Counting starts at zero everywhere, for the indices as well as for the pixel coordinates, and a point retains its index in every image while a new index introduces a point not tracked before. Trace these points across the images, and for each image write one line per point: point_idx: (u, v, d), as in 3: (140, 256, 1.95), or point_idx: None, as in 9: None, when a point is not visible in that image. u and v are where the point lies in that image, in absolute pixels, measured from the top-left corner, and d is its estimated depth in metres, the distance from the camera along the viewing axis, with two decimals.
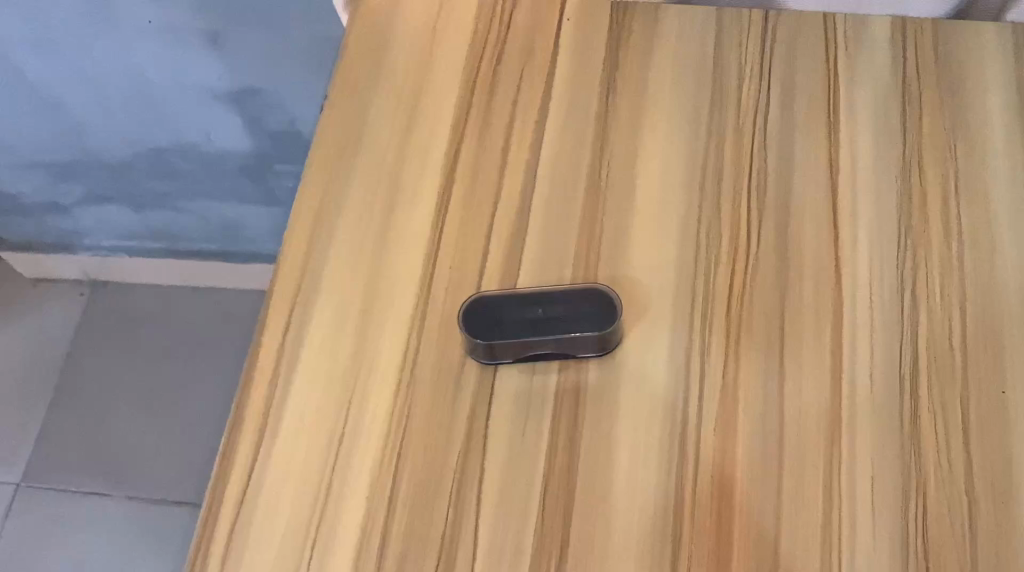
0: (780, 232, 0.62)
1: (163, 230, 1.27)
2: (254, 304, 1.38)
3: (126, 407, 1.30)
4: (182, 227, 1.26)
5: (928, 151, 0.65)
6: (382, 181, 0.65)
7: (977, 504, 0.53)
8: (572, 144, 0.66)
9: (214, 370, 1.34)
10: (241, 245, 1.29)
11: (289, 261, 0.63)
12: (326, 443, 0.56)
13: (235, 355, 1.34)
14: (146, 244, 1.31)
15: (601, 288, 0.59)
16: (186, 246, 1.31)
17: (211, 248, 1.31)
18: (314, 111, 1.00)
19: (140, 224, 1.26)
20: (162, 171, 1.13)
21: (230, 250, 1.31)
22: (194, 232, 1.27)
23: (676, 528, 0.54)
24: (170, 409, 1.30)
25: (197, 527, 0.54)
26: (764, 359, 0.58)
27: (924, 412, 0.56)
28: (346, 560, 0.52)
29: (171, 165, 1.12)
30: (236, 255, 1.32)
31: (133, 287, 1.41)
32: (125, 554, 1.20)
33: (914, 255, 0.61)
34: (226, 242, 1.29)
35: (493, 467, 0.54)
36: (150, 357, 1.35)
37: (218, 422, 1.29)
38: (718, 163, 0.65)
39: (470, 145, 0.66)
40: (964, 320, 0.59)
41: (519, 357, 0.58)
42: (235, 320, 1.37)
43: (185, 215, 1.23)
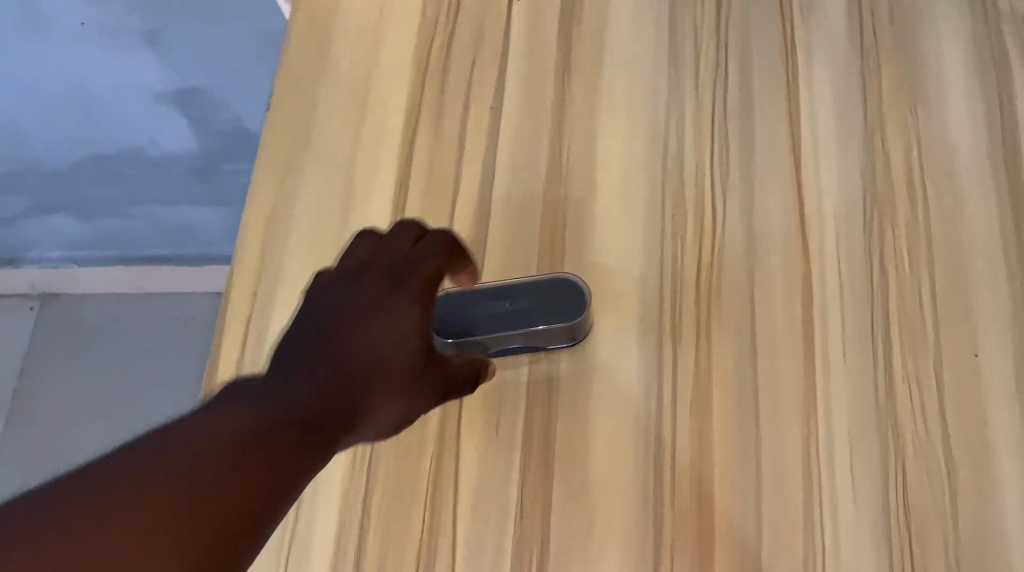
0: (745, 210, 0.62)
1: (113, 235, 1.25)
2: (208, 309, 1.34)
3: (87, 428, 1.27)
4: (136, 234, 1.24)
5: (889, 116, 0.64)
6: (351, 200, 0.68)
7: (956, 472, 0.53)
8: (531, 141, 0.67)
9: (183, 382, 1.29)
10: (196, 247, 1.28)
11: (265, 285, 0.66)
12: None
13: (198, 365, 1.30)
14: (96, 250, 1.29)
15: (565, 276, 0.61)
16: (138, 251, 1.29)
17: (163, 252, 1.29)
18: (261, 108, 1.00)
19: (92, 235, 1.25)
20: (107, 178, 1.12)
21: (184, 253, 1.29)
22: (148, 238, 1.25)
23: (657, 517, 0.54)
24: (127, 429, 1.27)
25: None
26: (735, 338, 0.58)
27: (899, 381, 0.56)
28: (323, 560, 0.56)
29: (118, 170, 1.10)
30: (190, 257, 1.29)
31: (85, 298, 1.37)
32: None
33: (881, 224, 0.61)
34: (176, 243, 1.27)
35: (468, 472, 0.58)
36: (115, 371, 1.31)
37: None
38: (678, 145, 0.65)
39: (434, 155, 0.68)
40: (934, 285, 0.58)
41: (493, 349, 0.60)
42: (201, 326, 1.33)
43: (136, 220, 1.21)
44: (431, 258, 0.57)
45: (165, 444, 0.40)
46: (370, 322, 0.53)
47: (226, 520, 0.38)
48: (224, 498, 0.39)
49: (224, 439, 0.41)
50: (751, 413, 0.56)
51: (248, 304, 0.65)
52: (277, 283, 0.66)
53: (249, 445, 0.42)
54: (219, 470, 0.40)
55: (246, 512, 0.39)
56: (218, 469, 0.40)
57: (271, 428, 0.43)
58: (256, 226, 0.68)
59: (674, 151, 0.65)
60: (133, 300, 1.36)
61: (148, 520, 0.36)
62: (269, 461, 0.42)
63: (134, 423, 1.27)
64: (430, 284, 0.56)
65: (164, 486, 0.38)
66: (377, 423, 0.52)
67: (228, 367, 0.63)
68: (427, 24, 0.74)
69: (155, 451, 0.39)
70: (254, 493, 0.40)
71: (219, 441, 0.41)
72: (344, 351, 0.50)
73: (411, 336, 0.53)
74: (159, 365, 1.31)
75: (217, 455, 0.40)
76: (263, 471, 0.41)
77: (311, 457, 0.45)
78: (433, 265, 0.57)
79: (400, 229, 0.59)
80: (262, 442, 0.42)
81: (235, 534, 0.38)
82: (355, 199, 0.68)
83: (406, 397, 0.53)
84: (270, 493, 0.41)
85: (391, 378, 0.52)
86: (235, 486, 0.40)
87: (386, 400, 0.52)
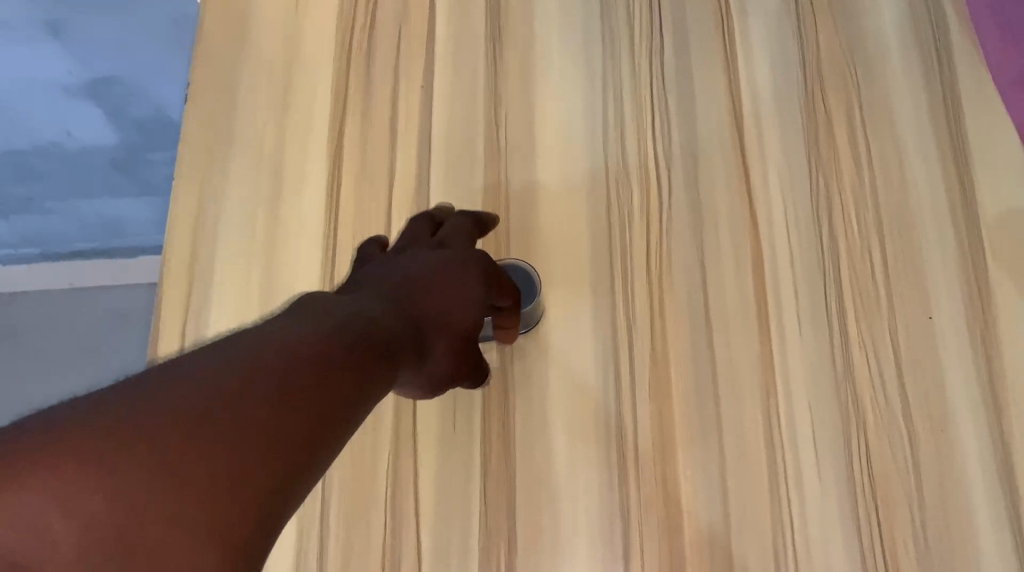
0: (690, 181, 0.61)
1: (35, 234, 1.16)
2: (145, 301, 1.24)
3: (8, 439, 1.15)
4: (59, 232, 1.16)
5: (828, 75, 0.63)
6: (281, 194, 0.65)
7: (916, 437, 0.53)
8: (466, 122, 0.65)
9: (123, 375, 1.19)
10: (125, 239, 1.19)
11: (195, 289, 0.62)
12: None
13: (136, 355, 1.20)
14: (19, 251, 1.20)
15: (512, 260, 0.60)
16: (64, 247, 1.19)
17: (91, 247, 1.20)
18: (179, 92, 0.95)
19: (10, 235, 1.16)
20: (21, 175, 1.05)
21: (114, 248, 1.20)
22: (72, 234, 1.17)
23: (624, 504, 0.54)
24: None
25: None
26: (689, 314, 0.57)
27: (855, 348, 0.55)
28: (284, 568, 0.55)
29: (33, 167, 1.03)
30: (120, 251, 1.21)
31: (10, 297, 1.25)
32: None
33: (827, 188, 0.60)
34: (104, 237, 1.18)
35: (428, 472, 0.56)
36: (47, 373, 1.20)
37: None
38: (618, 118, 0.64)
39: (365, 143, 0.65)
40: (883, 248, 0.58)
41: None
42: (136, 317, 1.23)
43: (58, 218, 1.13)
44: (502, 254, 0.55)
45: (235, 349, 0.31)
46: (450, 281, 0.49)
47: (300, 440, 0.30)
48: (301, 412, 0.31)
49: (299, 347, 0.33)
50: (710, 390, 0.55)
51: (179, 311, 0.62)
52: (209, 287, 0.62)
53: (328, 357, 0.33)
54: (300, 380, 0.31)
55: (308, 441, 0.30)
56: (300, 381, 0.31)
57: (349, 345, 0.35)
58: (181, 228, 0.64)
59: (613, 125, 0.64)
60: (57, 297, 1.25)
61: (221, 435, 0.28)
62: (345, 377, 0.34)
63: None
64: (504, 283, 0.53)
65: (240, 393, 0.29)
66: (428, 374, 0.47)
67: None
68: (348, 4, 0.70)
69: (222, 355, 0.31)
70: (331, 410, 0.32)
71: (297, 349, 0.33)
72: (420, 301, 0.46)
73: (475, 305, 0.49)
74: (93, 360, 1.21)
75: (295, 362, 0.32)
76: (343, 389, 0.33)
77: (378, 382, 0.37)
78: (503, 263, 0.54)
79: (456, 225, 0.56)
80: (339, 356, 0.34)
81: (305, 460, 0.30)
82: (285, 192, 0.65)
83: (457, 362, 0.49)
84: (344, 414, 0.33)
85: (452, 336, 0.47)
86: (313, 400, 0.31)
87: (440, 360, 0.47)
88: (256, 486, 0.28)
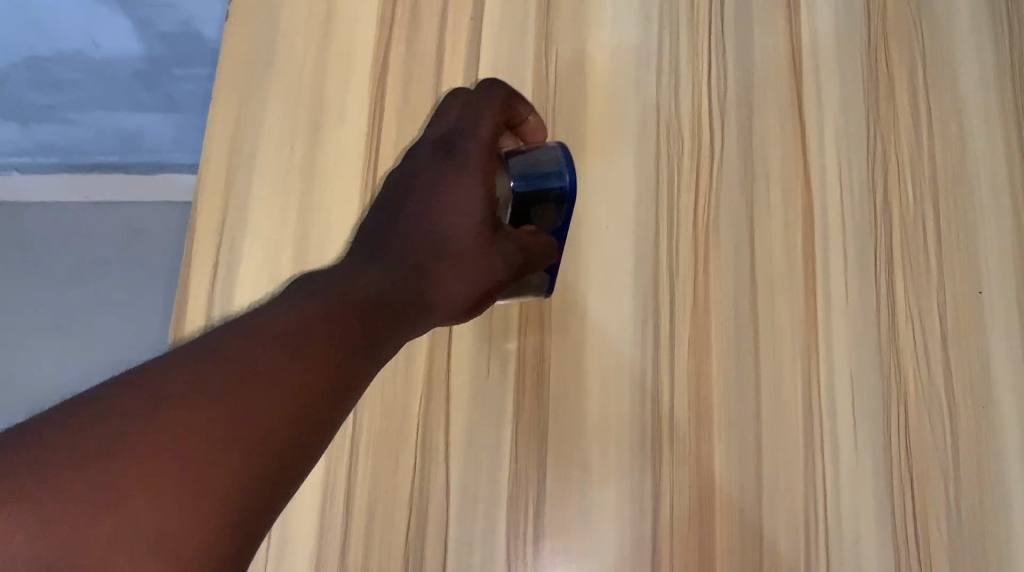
0: (743, 133, 0.60)
1: (49, 146, 0.99)
2: (172, 223, 1.06)
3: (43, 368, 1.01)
4: (73, 143, 0.99)
5: (892, 32, 0.61)
6: (320, 118, 0.63)
7: (958, 413, 0.52)
8: (514, 57, 0.63)
9: (144, 347, 1.01)
10: (143, 154, 1.00)
11: (230, 214, 0.61)
12: None
13: (160, 323, 1.02)
14: (36, 157, 1.01)
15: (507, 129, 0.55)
16: (82, 159, 1.01)
17: (107, 160, 1.01)
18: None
19: (23, 144, 0.99)
20: (35, 81, 0.90)
21: (132, 161, 1.01)
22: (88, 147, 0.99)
23: (656, 458, 0.53)
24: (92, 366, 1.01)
25: None
26: (735, 272, 0.56)
27: (901, 316, 0.54)
28: (313, 499, 0.55)
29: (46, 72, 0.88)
30: (139, 166, 1.02)
31: (26, 208, 1.07)
32: None
33: (885, 150, 0.58)
34: (121, 149, 1.00)
35: (459, 413, 0.55)
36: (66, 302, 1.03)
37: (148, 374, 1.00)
38: (672, 61, 0.62)
39: (409, 71, 0.64)
40: (938, 217, 0.56)
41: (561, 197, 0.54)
42: (157, 275, 1.04)
43: (75, 131, 0.97)
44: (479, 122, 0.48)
45: (192, 348, 0.30)
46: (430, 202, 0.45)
47: (273, 434, 0.29)
48: (269, 399, 0.29)
49: (268, 329, 0.32)
50: (751, 350, 0.54)
51: (214, 236, 0.61)
52: (244, 211, 0.61)
53: (308, 332, 0.33)
54: (278, 357, 0.31)
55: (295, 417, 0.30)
56: (267, 358, 0.31)
57: (327, 317, 0.34)
58: (218, 149, 0.63)
59: (667, 70, 0.62)
60: (68, 219, 1.06)
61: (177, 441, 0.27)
62: (325, 352, 0.32)
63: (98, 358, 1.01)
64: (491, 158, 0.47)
65: (188, 400, 0.28)
66: (453, 303, 0.43)
67: (195, 305, 0.59)
68: None
69: (174, 357, 0.30)
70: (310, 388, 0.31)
71: (259, 336, 0.31)
72: (401, 240, 0.43)
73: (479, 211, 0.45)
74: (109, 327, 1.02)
75: (264, 343, 0.31)
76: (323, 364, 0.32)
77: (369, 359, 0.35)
78: (486, 133, 0.48)
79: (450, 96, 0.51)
80: (314, 332, 0.33)
81: (289, 436, 0.29)
82: (325, 117, 0.63)
83: (487, 274, 0.45)
84: (337, 383, 0.32)
85: (459, 260, 0.44)
86: (283, 384, 0.30)
87: (457, 286, 0.43)
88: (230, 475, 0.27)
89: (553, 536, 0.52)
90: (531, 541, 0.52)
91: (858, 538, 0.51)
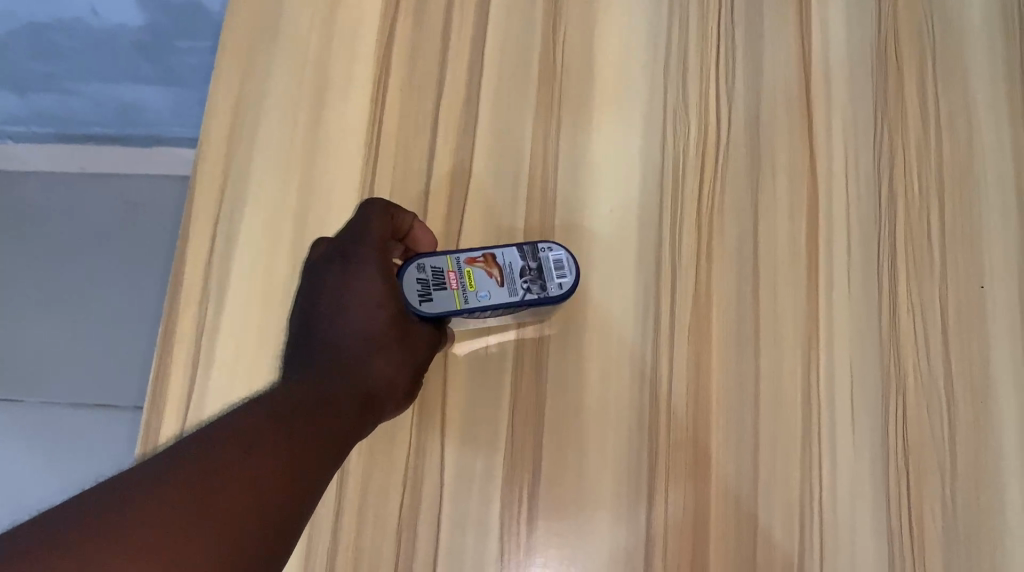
0: (751, 120, 0.59)
1: (46, 116, 0.98)
2: (168, 197, 1.03)
3: (31, 328, 0.97)
4: (71, 114, 0.98)
5: (904, 24, 0.61)
6: (325, 91, 0.63)
7: (956, 406, 0.52)
8: (522, 36, 0.63)
9: (134, 340, 0.97)
10: (140, 128, 1.00)
11: (231, 183, 0.60)
12: (271, 361, 0.56)
13: (150, 325, 0.97)
14: (33, 128, 1.00)
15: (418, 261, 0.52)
16: (79, 130, 1.00)
17: (104, 133, 1.00)
18: None
19: (20, 112, 0.98)
20: (33, 48, 0.88)
21: (128, 135, 1.00)
22: (85, 117, 0.98)
23: (653, 442, 0.53)
24: (84, 329, 0.97)
25: (139, 445, 0.55)
26: (738, 259, 0.56)
27: (903, 308, 0.54)
28: None
29: (46, 40, 0.87)
30: (135, 139, 1.01)
31: (22, 178, 1.05)
32: (59, 471, 0.92)
33: (892, 143, 0.58)
34: (118, 122, 0.99)
35: (456, 393, 0.55)
36: (58, 268, 1.00)
37: (143, 333, 0.97)
38: (682, 45, 0.61)
39: (416, 46, 0.63)
40: (942, 212, 0.56)
41: (459, 309, 0.51)
42: (155, 256, 1.00)
43: (73, 100, 0.96)
44: (370, 227, 0.53)
45: (188, 441, 0.37)
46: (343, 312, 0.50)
47: (276, 491, 0.37)
48: (265, 469, 0.37)
49: (250, 420, 0.40)
50: (752, 338, 0.54)
51: (212, 206, 0.60)
52: (245, 181, 0.61)
53: (284, 418, 0.41)
54: (266, 437, 0.39)
55: (291, 483, 0.38)
56: (254, 441, 0.38)
57: (276, 414, 0.41)
58: (219, 118, 0.62)
59: (677, 53, 0.61)
60: (66, 191, 1.04)
61: (173, 508, 0.33)
62: (283, 436, 0.40)
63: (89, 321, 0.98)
64: (384, 252, 0.52)
65: (202, 473, 0.35)
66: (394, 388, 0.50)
67: (193, 277, 0.58)
68: None
69: (154, 460, 0.36)
70: (269, 473, 0.37)
71: (235, 432, 0.38)
72: (337, 348, 0.49)
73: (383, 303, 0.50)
74: (95, 323, 0.97)
75: (250, 428, 0.39)
76: (281, 448, 0.39)
77: (323, 452, 0.41)
78: (377, 233, 0.52)
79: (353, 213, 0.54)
80: (269, 430, 0.39)
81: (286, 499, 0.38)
82: (329, 90, 0.63)
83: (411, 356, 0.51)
84: (314, 455, 0.41)
85: (385, 348, 0.50)
86: (247, 470, 0.37)
87: (397, 369, 0.50)
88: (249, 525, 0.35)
89: (548, 518, 0.52)
90: (525, 523, 0.52)
91: (854, 529, 0.50)
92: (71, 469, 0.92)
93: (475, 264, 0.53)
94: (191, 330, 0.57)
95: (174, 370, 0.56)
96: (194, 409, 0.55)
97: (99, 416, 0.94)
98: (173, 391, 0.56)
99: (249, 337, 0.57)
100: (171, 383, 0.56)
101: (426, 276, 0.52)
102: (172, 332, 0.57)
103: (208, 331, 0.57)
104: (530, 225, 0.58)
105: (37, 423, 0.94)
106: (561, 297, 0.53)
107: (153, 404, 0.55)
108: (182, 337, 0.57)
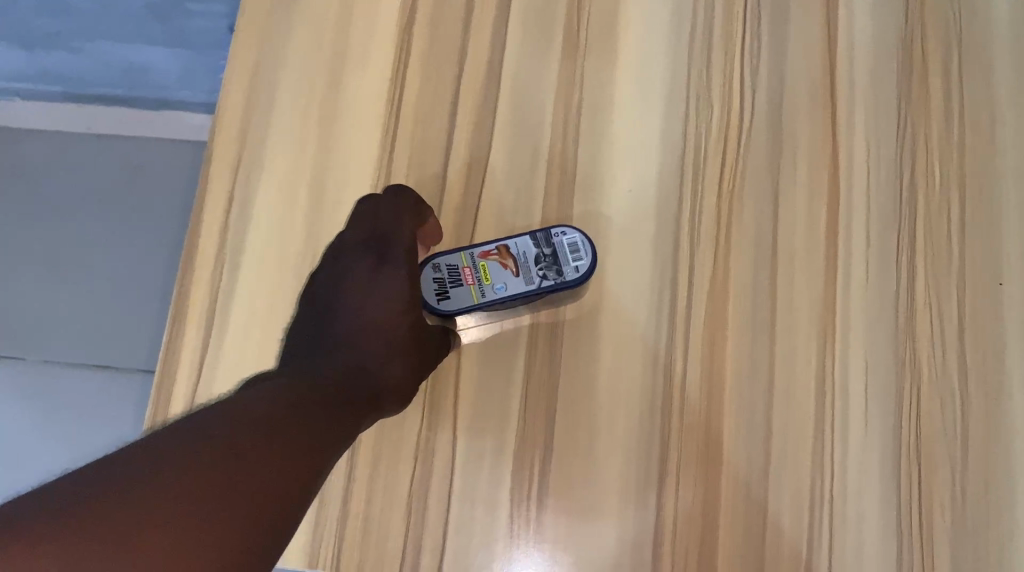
0: (774, 105, 0.59)
1: (54, 74, 0.98)
2: (174, 158, 1.00)
3: (35, 288, 0.95)
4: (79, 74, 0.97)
5: (931, 15, 0.60)
6: (344, 60, 0.62)
7: (969, 401, 0.52)
8: (545, 12, 0.62)
9: (139, 303, 0.95)
10: (147, 91, 0.99)
11: (248, 149, 0.60)
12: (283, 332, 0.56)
13: (156, 286, 0.95)
14: (40, 85, 0.99)
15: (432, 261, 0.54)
16: (89, 91, 0.99)
17: (113, 93, 0.99)
18: None
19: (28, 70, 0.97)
20: None
21: (136, 95, 0.99)
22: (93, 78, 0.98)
23: (665, 424, 0.53)
24: (88, 290, 0.95)
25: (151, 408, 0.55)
26: (755, 246, 0.56)
27: (919, 301, 0.54)
28: None
29: None
30: (144, 99, 0.99)
31: (27, 136, 1.02)
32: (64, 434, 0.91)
33: (914, 135, 0.58)
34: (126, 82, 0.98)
35: (468, 369, 0.55)
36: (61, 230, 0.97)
37: (149, 296, 0.95)
38: (706, 26, 0.61)
39: (437, 18, 0.62)
40: (962, 206, 0.56)
41: (477, 304, 0.54)
42: (165, 218, 0.98)
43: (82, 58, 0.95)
44: (399, 222, 0.53)
45: (206, 416, 0.36)
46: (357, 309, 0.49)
47: (297, 467, 0.37)
48: (285, 446, 0.37)
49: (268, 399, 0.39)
50: (767, 325, 0.54)
51: (228, 174, 0.60)
52: (261, 149, 0.60)
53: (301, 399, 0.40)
54: (285, 416, 0.38)
55: (310, 460, 0.38)
56: (273, 418, 0.38)
57: (296, 401, 0.40)
58: (236, 83, 0.61)
59: (701, 34, 0.61)
60: (71, 152, 1.00)
61: (200, 480, 0.33)
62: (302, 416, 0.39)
63: (92, 284, 0.95)
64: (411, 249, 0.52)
65: (224, 447, 0.35)
66: (403, 391, 0.49)
67: (208, 243, 0.58)
68: None
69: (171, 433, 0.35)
70: (291, 450, 0.37)
71: (253, 410, 0.37)
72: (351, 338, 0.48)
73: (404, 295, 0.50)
74: (99, 286, 0.95)
75: (269, 406, 0.38)
76: (299, 426, 0.38)
77: (339, 432, 0.41)
78: (406, 230, 0.53)
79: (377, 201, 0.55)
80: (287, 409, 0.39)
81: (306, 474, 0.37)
82: (348, 60, 0.62)
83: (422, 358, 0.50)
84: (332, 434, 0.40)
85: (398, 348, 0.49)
86: (269, 446, 0.36)
87: (410, 373, 0.49)
88: (272, 499, 0.35)
89: (559, 495, 0.52)
90: (535, 501, 0.52)
91: (862, 519, 0.51)
92: (77, 432, 0.91)
93: (490, 257, 0.55)
94: (204, 297, 0.57)
95: (186, 336, 0.56)
96: (206, 375, 0.55)
97: (102, 378, 0.92)
98: (186, 357, 0.56)
99: (262, 307, 0.57)
100: (184, 349, 0.56)
101: (443, 274, 0.54)
102: (185, 297, 0.57)
103: (222, 298, 0.57)
104: (548, 204, 0.58)
105: (41, 382, 0.93)
106: (578, 282, 0.55)
107: (166, 368, 0.55)
108: (195, 302, 0.57)
